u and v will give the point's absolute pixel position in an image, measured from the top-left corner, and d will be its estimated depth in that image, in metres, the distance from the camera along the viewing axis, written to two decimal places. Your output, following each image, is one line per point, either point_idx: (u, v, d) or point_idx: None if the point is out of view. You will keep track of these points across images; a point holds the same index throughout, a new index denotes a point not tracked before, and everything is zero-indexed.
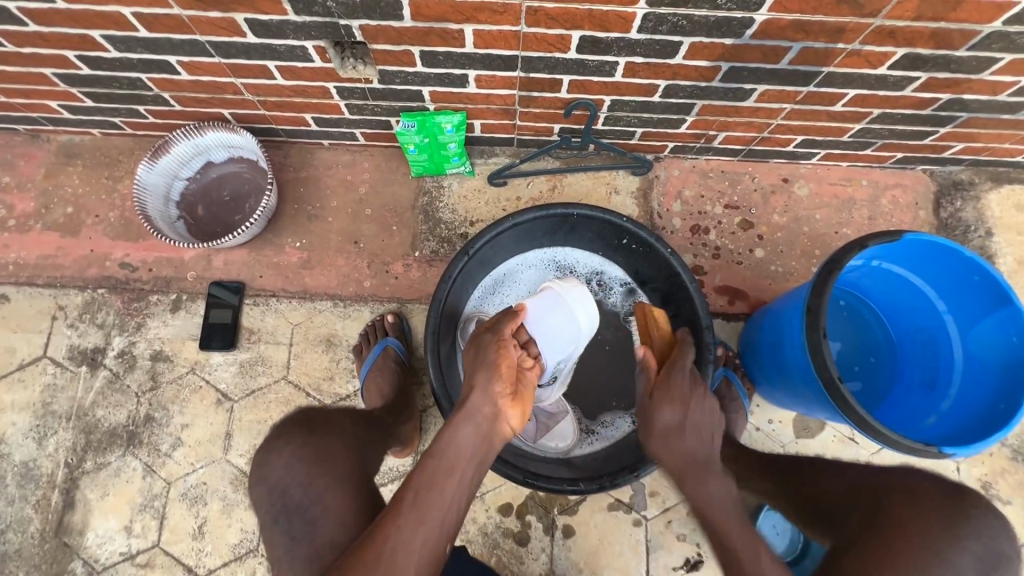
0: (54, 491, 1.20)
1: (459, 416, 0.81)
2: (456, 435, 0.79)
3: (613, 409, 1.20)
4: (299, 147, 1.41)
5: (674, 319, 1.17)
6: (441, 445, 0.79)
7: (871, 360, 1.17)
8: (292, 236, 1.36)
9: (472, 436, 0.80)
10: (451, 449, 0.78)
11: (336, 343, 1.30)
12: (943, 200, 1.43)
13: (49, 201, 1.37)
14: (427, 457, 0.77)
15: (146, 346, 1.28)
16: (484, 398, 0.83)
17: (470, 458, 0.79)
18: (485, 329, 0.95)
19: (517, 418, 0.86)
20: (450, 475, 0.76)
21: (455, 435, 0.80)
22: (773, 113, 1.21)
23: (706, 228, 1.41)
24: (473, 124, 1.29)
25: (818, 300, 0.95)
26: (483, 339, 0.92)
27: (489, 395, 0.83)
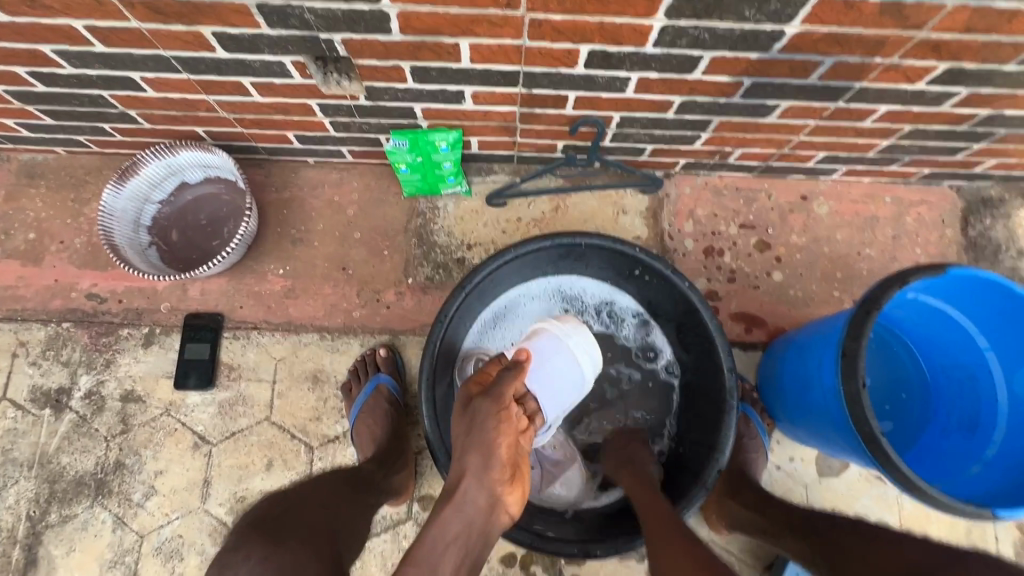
0: (15, 548, 1.10)
1: (447, 508, 0.72)
2: (444, 532, 0.71)
3: None
4: (282, 166, 1.30)
5: (691, 355, 1.07)
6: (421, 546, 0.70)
7: (904, 398, 1.08)
8: (275, 262, 1.26)
9: (463, 531, 0.71)
10: (434, 549, 0.70)
11: (323, 380, 1.20)
12: (971, 218, 1.34)
13: (9, 226, 1.26)
14: (406, 559, 0.68)
15: (116, 385, 1.18)
16: (477, 485, 0.73)
17: (459, 557, 0.70)
18: (479, 389, 0.79)
19: (515, 503, 0.77)
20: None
21: (439, 531, 0.71)
22: (796, 129, 1.11)
23: (721, 250, 1.31)
24: (470, 141, 1.19)
25: (855, 343, 0.85)
26: (477, 406, 0.76)
27: (481, 486, 0.73)
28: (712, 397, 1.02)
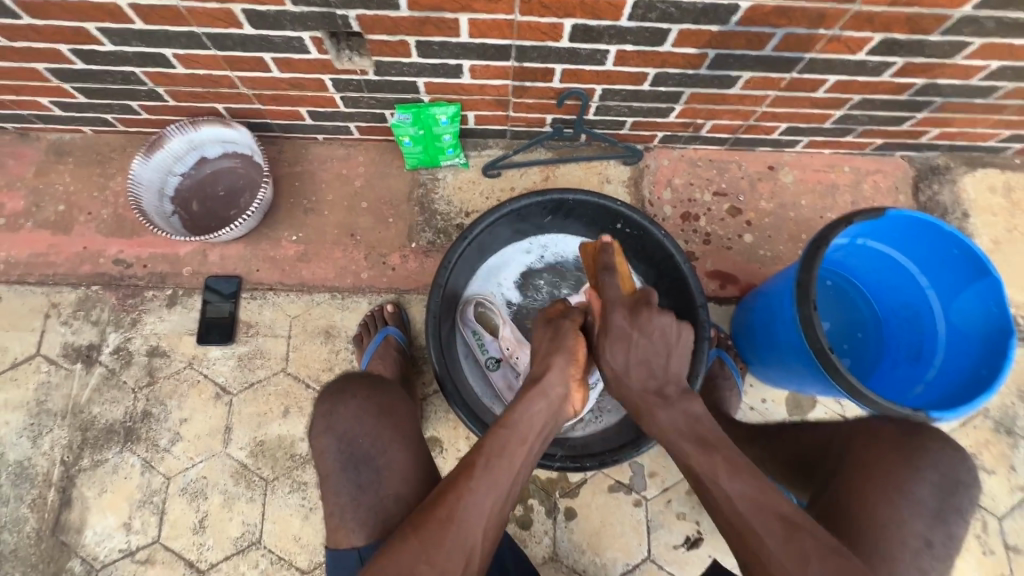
0: (51, 490, 1.19)
1: (536, 393, 0.86)
2: (530, 410, 0.84)
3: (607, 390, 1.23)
4: (294, 142, 1.41)
5: (669, 300, 1.20)
6: (514, 414, 0.82)
7: (859, 337, 1.22)
8: (288, 229, 1.36)
9: (547, 415, 0.85)
10: (525, 422, 0.82)
11: (335, 335, 1.31)
12: (921, 184, 1.48)
13: (40, 199, 1.36)
14: (501, 424, 0.81)
15: (142, 341, 1.28)
16: (559, 377, 0.89)
17: (540, 433, 0.83)
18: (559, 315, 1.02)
19: (579, 400, 0.93)
20: (521, 445, 0.80)
21: (528, 409, 0.84)
22: (758, 100, 1.24)
23: (696, 215, 1.44)
24: (468, 116, 1.31)
25: (808, 275, 0.98)
26: (562, 323, 0.98)
27: (563, 381, 0.89)
28: None
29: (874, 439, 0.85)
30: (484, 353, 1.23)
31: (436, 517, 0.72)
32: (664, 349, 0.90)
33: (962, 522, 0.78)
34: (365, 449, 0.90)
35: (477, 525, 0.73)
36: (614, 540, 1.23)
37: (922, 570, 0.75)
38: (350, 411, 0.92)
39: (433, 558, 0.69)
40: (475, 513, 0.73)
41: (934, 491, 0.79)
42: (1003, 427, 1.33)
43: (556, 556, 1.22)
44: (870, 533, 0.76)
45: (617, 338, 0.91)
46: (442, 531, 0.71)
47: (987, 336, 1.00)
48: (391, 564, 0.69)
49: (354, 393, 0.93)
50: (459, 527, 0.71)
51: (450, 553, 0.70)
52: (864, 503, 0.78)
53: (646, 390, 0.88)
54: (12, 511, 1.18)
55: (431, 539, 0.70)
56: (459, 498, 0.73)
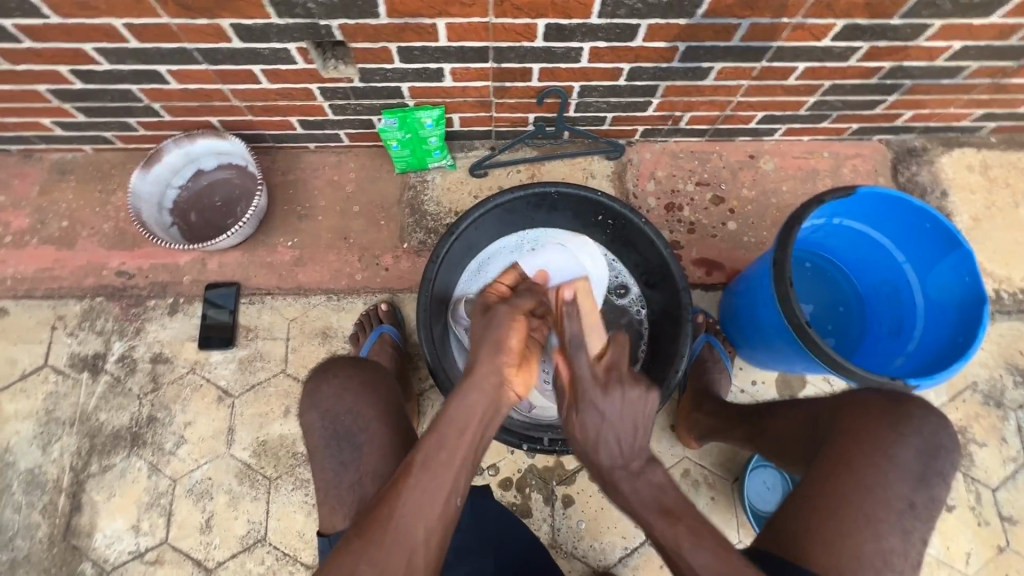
0: (61, 496, 1.22)
1: (465, 382, 0.76)
2: (465, 400, 0.75)
3: None
4: (287, 152, 1.46)
5: (655, 288, 1.23)
6: (450, 406, 0.75)
7: (841, 311, 1.25)
8: (284, 235, 1.41)
9: (485, 401, 0.76)
10: (461, 413, 0.74)
11: (332, 335, 1.34)
12: (900, 166, 1.52)
13: (45, 217, 1.41)
14: (433, 422, 0.74)
15: (146, 349, 1.32)
16: (500, 351, 0.79)
17: (480, 421, 0.75)
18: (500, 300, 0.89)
19: (521, 384, 0.81)
20: (461, 437, 0.74)
21: (463, 397, 0.75)
22: (732, 90, 1.28)
23: (680, 206, 1.48)
24: (452, 118, 1.36)
25: (783, 253, 1.00)
26: (496, 308, 0.85)
27: (499, 353, 0.79)
28: (673, 319, 1.16)
29: (863, 410, 0.87)
30: None
31: (377, 516, 0.71)
32: (629, 434, 0.77)
33: (944, 486, 0.81)
34: (347, 427, 0.96)
35: (415, 518, 0.70)
36: (612, 524, 1.25)
37: (905, 532, 0.78)
38: (332, 388, 0.98)
39: (372, 557, 0.69)
40: (413, 506, 0.70)
41: (917, 455, 0.81)
42: (993, 400, 1.34)
43: (556, 543, 1.24)
44: (856, 498, 0.79)
45: (584, 411, 0.79)
46: (381, 530, 0.70)
47: (962, 306, 1.03)
48: (337, 567, 0.70)
49: (335, 372, 1.00)
50: (395, 523, 0.70)
51: (390, 550, 0.69)
52: (851, 469, 0.81)
53: (611, 466, 0.76)
54: (24, 518, 1.21)
55: (370, 539, 0.70)
56: (394, 497, 0.71)
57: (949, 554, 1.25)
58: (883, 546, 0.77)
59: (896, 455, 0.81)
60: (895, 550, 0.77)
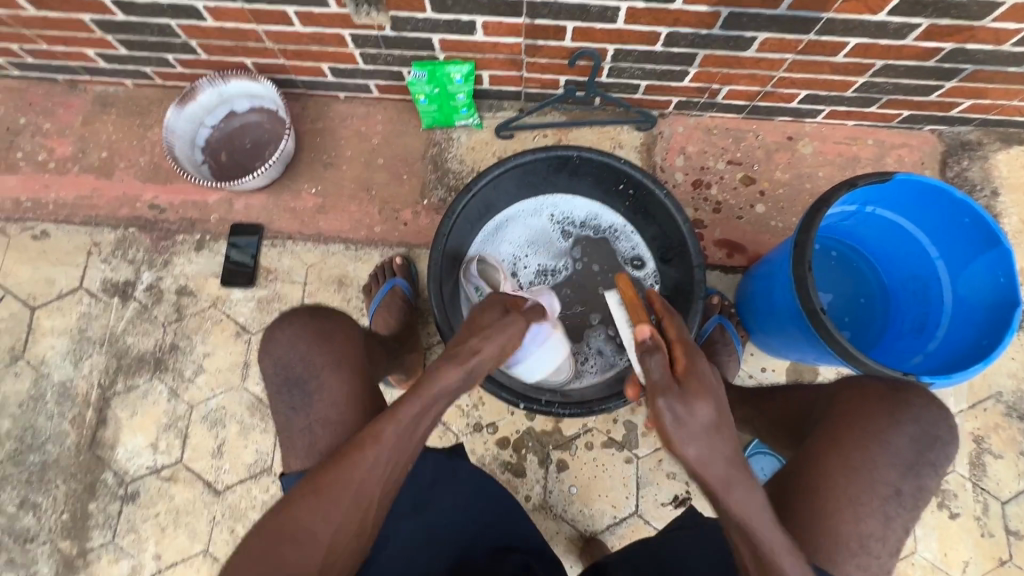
0: (89, 409, 1.31)
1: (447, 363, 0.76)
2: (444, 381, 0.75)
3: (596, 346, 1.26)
4: (317, 100, 1.47)
5: (672, 263, 1.20)
6: (433, 382, 0.75)
7: (862, 303, 1.21)
8: (308, 182, 1.43)
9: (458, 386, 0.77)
10: (435, 396, 0.75)
11: (348, 284, 1.38)
12: (949, 160, 1.43)
13: (86, 146, 1.47)
14: (412, 395, 0.75)
15: (172, 281, 1.38)
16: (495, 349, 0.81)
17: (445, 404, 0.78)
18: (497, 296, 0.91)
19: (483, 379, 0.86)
20: (424, 417, 0.76)
21: (445, 378, 0.76)
22: (775, 64, 1.22)
23: (708, 183, 1.44)
24: (482, 76, 1.34)
25: (806, 236, 0.96)
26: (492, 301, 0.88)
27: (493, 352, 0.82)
28: (685, 296, 1.14)
29: (861, 395, 0.85)
30: None
31: (334, 478, 0.74)
32: (712, 422, 0.67)
33: (934, 476, 0.79)
34: (297, 373, 0.96)
35: (374, 481, 0.74)
36: (603, 493, 1.27)
37: (886, 517, 0.77)
38: (287, 337, 0.98)
39: (326, 516, 0.73)
40: (374, 472, 0.74)
41: (911, 443, 0.79)
42: (1016, 412, 1.29)
43: (547, 504, 1.27)
44: (842, 480, 0.78)
45: (705, 389, 0.68)
46: (336, 492, 0.74)
47: (993, 307, 0.99)
48: (289, 519, 0.74)
49: (290, 322, 1.00)
50: (356, 485, 0.74)
51: (343, 510, 0.74)
52: (840, 451, 0.80)
53: (735, 465, 0.67)
54: (55, 426, 1.30)
55: (326, 498, 0.74)
56: (358, 464, 0.74)
57: (945, 560, 1.23)
58: (862, 530, 0.76)
59: (887, 438, 0.79)
60: (874, 534, 0.76)
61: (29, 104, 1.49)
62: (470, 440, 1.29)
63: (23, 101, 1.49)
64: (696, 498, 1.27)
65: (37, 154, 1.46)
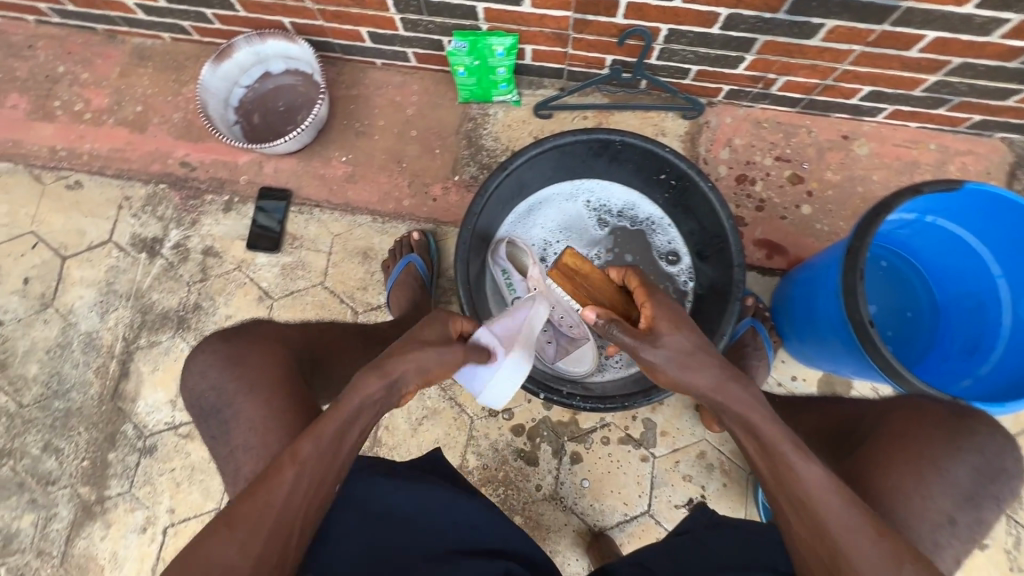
0: (113, 361, 1.33)
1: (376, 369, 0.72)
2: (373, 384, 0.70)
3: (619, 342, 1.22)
4: (353, 66, 1.44)
5: (709, 260, 1.14)
6: (354, 395, 0.70)
7: (909, 318, 1.14)
8: (339, 149, 1.40)
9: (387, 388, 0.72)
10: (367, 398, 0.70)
11: (372, 257, 1.35)
12: (1018, 171, 1.33)
13: (121, 99, 1.46)
14: (331, 410, 0.69)
15: (199, 240, 1.38)
16: (418, 370, 0.74)
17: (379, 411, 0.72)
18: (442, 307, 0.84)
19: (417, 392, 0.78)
20: (356, 423, 0.69)
21: (366, 391, 0.70)
22: (840, 55, 1.14)
23: (753, 179, 1.36)
24: (525, 50, 1.28)
25: (861, 243, 0.90)
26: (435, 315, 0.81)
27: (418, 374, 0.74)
28: (721, 295, 1.08)
29: (918, 416, 0.80)
30: (511, 291, 1.19)
31: (257, 502, 0.64)
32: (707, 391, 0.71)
33: (995, 510, 0.74)
34: (210, 402, 0.86)
35: (298, 506, 0.64)
36: (616, 489, 1.24)
37: (936, 547, 0.73)
38: (199, 367, 0.88)
39: (244, 547, 0.61)
40: (297, 496, 0.64)
41: (971, 474, 0.74)
42: None
43: (557, 495, 1.25)
44: (893, 505, 0.73)
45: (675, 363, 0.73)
46: (257, 518, 0.63)
47: None
48: (195, 563, 0.61)
49: (204, 347, 0.90)
50: (276, 509, 0.63)
51: (265, 539, 0.62)
52: (891, 474, 0.75)
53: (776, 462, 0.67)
54: (80, 374, 1.33)
55: (243, 527, 0.62)
56: (277, 485, 0.64)
57: None
58: None
59: (945, 467, 0.75)
60: None
61: (68, 53, 1.48)
62: (484, 424, 1.27)
63: (62, 49, 1.48)
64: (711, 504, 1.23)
65: (73, 104, 1.46)
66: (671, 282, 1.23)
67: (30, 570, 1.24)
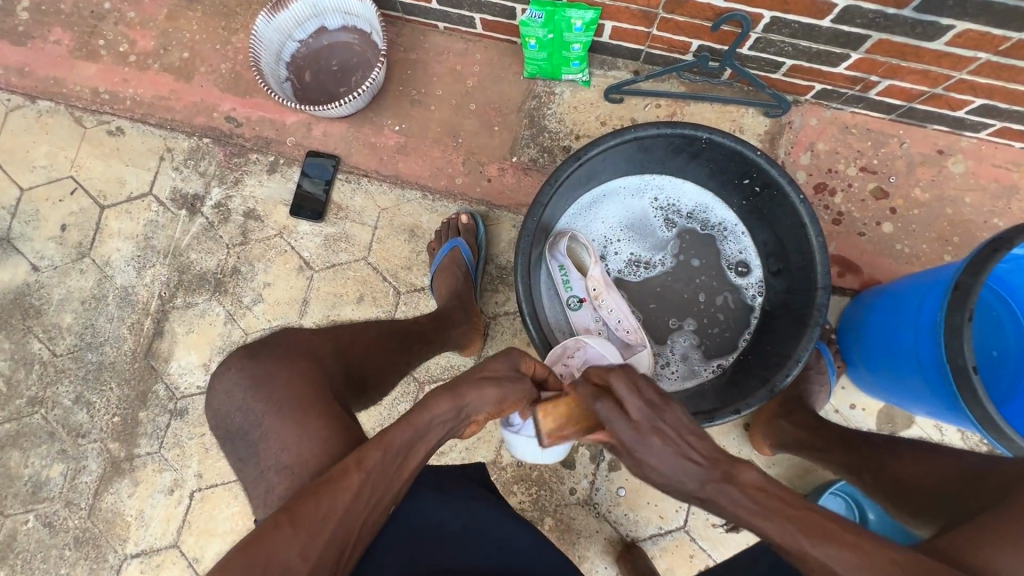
0: (147, 319, 1.29)
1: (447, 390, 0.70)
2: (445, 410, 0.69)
3: (671, 353, 1.16)
4: (413, 28, 1.34)
5: (785, 276, 1.06)
6: (425, 412, 0.68)
7: (994, 356, 1.06)
8: (393, 118, 1.32)
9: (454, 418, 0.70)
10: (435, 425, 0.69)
11: (419, 236, 1.29)
12: None
13: (168, 43, 1.38)
14: (404, 423, 0.67)
15: (241, 202, 1.32)
16: (494, 397, 0.72)
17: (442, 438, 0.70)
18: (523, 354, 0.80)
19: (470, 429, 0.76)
20: (421, 445, 0.68)
21: (439, 409, 0.69)
22: (961, 62, 1.02)
23: (833, 190, 1.26)
24: (604, 26, 1.17)
25: (971, 280, 0.82)
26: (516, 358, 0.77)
27: (493, 401, 0.73)
28: (797, 317, 1.01)
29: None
30: (566, 288, 1.13)
31: (322, 504, 0.61)
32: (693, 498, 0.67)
33: None
34: (238, 424, 0.75)
35: (360, 515, 0.63)
36: (653, 502, 1.20)
37: None
38: (224, 386, 0.77)
39: (308, 550, 0.59)
40: (361, 503, 0.63)
41: None
42: None
43: (592, 501, 1.21)
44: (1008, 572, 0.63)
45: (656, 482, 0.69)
46: (321, 521, 0.60)
47: None
48: (255, 556, 0.58)
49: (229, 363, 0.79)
50: (340, 516, 0.61)
51: (327, 545, 0.60)
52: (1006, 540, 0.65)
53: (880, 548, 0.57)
54: (114, 329, 1.30)
55: (308, 527, 0.60)
56: (345, 490, 0.62)
57: None
58: None
59: None
60: None
61: None
62: None
63: None
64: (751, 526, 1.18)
65: (119, 44, 1.39)
66: (737, 294, 1.15)
67: (57, 520, 1.24)
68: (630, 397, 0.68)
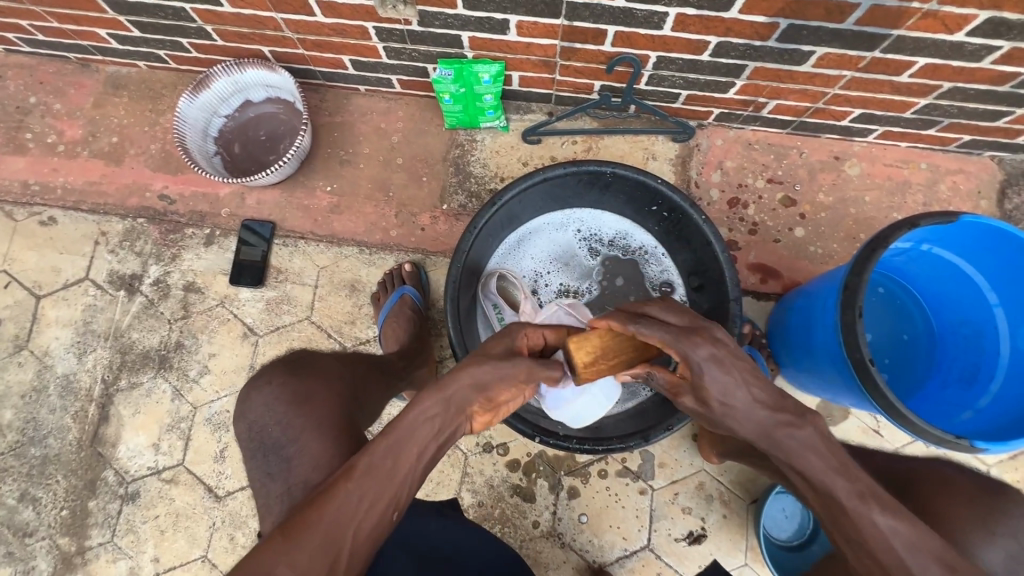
0: (91, 405, 1.28)
1: (430, 388, 0.71)
2: (425, 412, 0.70)
3: None
4: (335, 92, 1.40)
5: (703, 291, 1.13)
6: (409, 414, 0.69)
7: (905, 339, 1.14)
8: (324, 179, 1.37)
9: (441, 417, 0.71)
10: (417, 424, 0.69)
11: (359, 290, 1.32)
12: (1008, 191, 1.32)
13: (96, 129, 1.41)
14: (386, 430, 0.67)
15: (179, 276, 1.33)
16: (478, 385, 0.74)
17: (434, 439, 0.70)
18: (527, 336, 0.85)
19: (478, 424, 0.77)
20: (410, 446, 0.68)
21: (423, 408, 0.70)
22: (831, 80, 1.12)
23: (745, 203, 1.35)
24: (511, 76, 1.25)
25: (858, 278, 0.89)
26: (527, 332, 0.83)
27: (480, 388, 0.73)
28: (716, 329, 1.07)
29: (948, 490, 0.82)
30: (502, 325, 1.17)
31: (311, 515, 0.63)
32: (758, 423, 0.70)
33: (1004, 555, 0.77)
34: (275, 438, 0.88)
35: (352, 523, 0.63)
36: (615, 524, 1.22)
37: None
38: (263, 398, 0.92)
39: (296, 561, 0.60)
40: (350, 513, 0.63)
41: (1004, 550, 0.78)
42: None
43: (555, 532, 1.22)
44: None
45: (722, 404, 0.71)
46: (310, 530, 0.62)
47: None
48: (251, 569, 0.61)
49: (269, 379, 0.94)
50: (327, 526, 0.62)
51: (316, 554, 0.61)
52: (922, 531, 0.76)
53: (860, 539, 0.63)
54: (58, 420, 1.28)
55: (297, 538, 0.61)
56: (332, 499, 0.63)
57: None
58: None
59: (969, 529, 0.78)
60: None
61: (39, 83, 1.43)
62: (478, 460, 1.24)
63: (33, 79, 1.43)
64: (712, 534, 1.21)
65: (46, 136, 1.41)
66: None
67: None
68: (675, 316, 0.75)
